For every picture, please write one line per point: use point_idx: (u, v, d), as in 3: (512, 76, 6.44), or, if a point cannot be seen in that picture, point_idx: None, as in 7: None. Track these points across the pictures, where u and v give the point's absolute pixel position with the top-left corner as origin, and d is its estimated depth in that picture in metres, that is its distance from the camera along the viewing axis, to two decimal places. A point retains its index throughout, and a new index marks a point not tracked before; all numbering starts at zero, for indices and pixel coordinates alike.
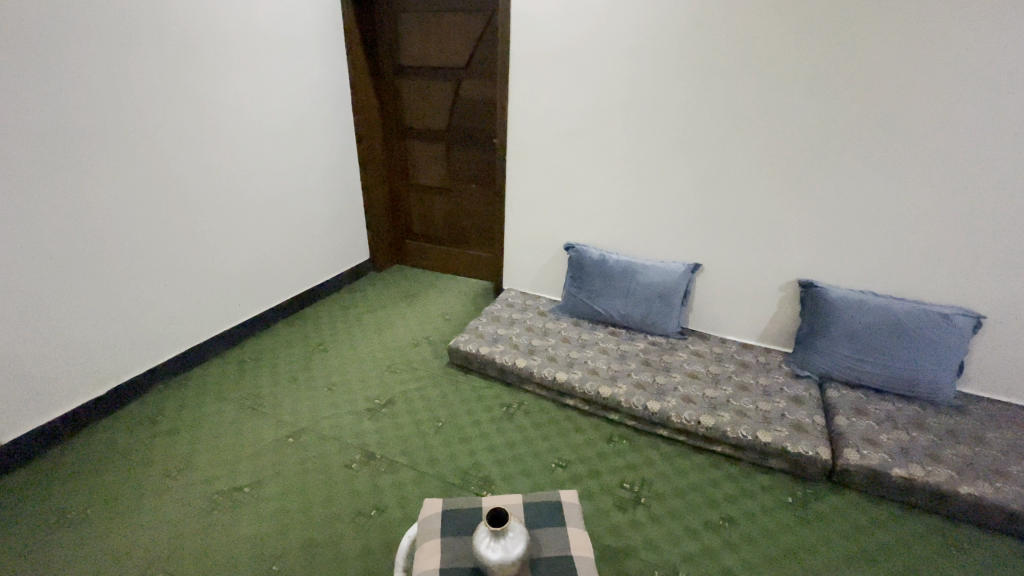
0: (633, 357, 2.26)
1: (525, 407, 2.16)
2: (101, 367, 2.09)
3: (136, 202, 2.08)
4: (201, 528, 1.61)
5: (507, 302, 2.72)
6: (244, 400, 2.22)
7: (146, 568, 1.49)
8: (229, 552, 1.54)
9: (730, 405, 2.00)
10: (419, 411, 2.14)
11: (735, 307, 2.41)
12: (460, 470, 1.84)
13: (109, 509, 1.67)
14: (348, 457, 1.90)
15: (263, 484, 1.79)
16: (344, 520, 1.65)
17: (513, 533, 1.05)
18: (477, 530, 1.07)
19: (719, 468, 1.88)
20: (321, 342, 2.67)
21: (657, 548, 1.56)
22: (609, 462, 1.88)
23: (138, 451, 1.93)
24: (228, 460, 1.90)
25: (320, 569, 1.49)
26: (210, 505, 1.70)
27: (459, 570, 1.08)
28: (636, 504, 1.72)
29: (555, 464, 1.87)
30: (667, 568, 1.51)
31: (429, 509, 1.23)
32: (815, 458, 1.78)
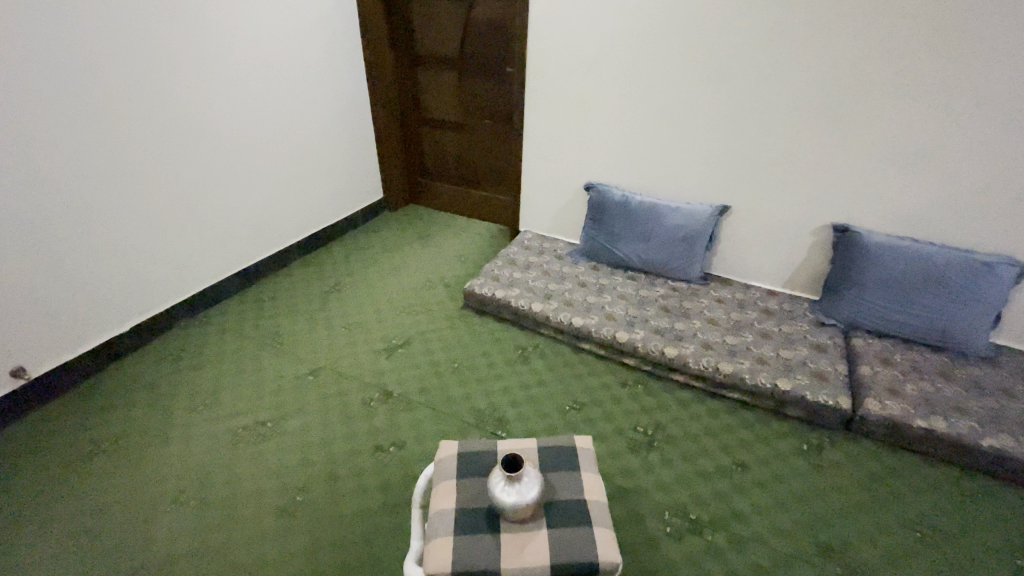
0: (652, 303, 2.21)
1: (541, 350, 2.16)
2: (119, 307, 2.11)
3: (141, 139, 2.00)
4: (228, 460, 1.69)
5: (523, 244, 2.64)
6: (264, 339, 2.26)
7: (179, 494, 1.58)
8: (256, 482, 1.61)
9: (750, 353, 1.96)
10: (436, 353, 2.15)
11: (763, 252, 2.30)
12: (476, 410, 1.87)
13: (141, 441, 1.76)
14: (367, 395, 1.94)
15: (286, 419, 1.85)
16: (363, 455, 1.70)
17: (529, 478, 1.05)
18: (492, 474, 1.07)
19: (735, 414, 1.87)
20: (338, 282, 2.66)
21: (668, 490, 1.59)
22: (623, 406, 1.89)
23: (166, 386, 2.00)
24: (252, 395, 1.96)
25: (341, 500, 1.55)
26: (236, 438, 1.77)
27: (474, 510, 1.10)
28: (649, 447, 1.73)
29: (569, 406, 1.88)
30: (677, 508, 1.54)
31: (444, 450, 1.24)
32: (834, 407, 1.75)
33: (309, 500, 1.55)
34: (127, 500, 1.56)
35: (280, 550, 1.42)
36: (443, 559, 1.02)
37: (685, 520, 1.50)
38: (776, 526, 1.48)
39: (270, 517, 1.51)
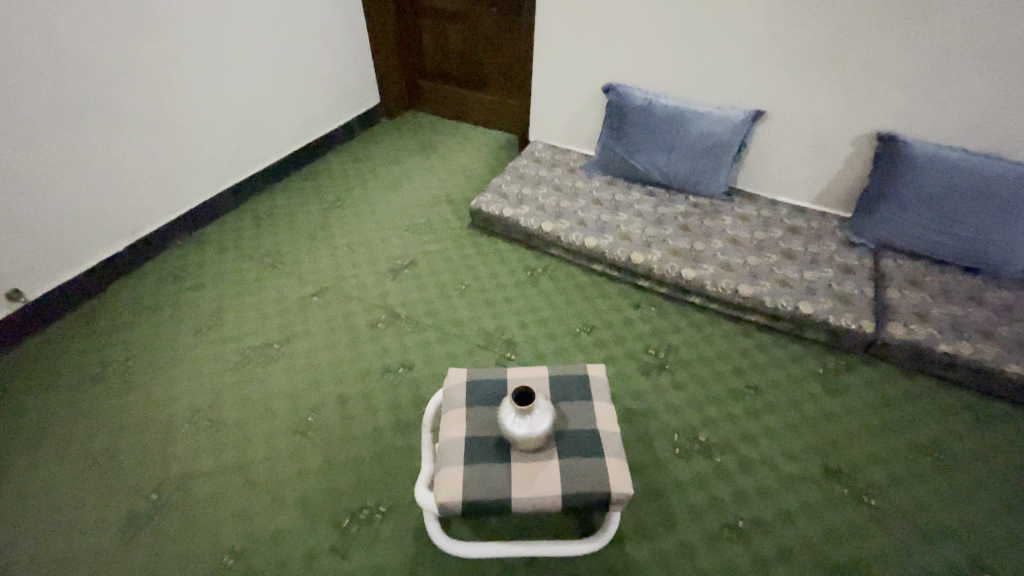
0: (671, 221, 2.07)
1: (551, 272, 2.07)
2: (110, 226, 2.02)
3: (117, 34, 1.80)
4: (238, 382, 1.70)
5: (533, 156, 2.45)
6: (265, 258, 2.18)
7: (192, 415, 1.60)
8: (267, 403, 1.63)
9: (772, 275, 1.86)
10: (442, 274, 2.07)
11: (795, 164, 2.11)
12: (485, 332, 1.82)
13: (151, 364, 1.76)
14: (374, 317, 1.90)
15: (293, 340, 1.83)
16: (371, 377, 1.69)
17: (539, 410, 1.01)
18: (502, 405, 1.03)
19: (750, 337, 1.82)
20: (337, 197, 2.52)
21: (678, 413, 1.58)
22: (635, 329, 1.83)
23: (170, 306, 1.97)
24: (257, 316, 1.92)
25: (352, 420, 1.56)
26: (244, 359, 1.77)
27: (484, 439, 1.08)
28: (661, 369, 1.70)
29: (580, 329, 1.83)
30: (686, 431, 1.53)
31: (453, 378, 1.19)
32: (856, 331, 1.69)
33: (320, 420, 1.57)
34: (142, 421, 1.59)
35: (295, 468, 1.45)
36: (454, 488, 1.01)
37: (693, 443, 1.50)
38: (786, 449, 1.48)
39: (283, 437, 1.53)
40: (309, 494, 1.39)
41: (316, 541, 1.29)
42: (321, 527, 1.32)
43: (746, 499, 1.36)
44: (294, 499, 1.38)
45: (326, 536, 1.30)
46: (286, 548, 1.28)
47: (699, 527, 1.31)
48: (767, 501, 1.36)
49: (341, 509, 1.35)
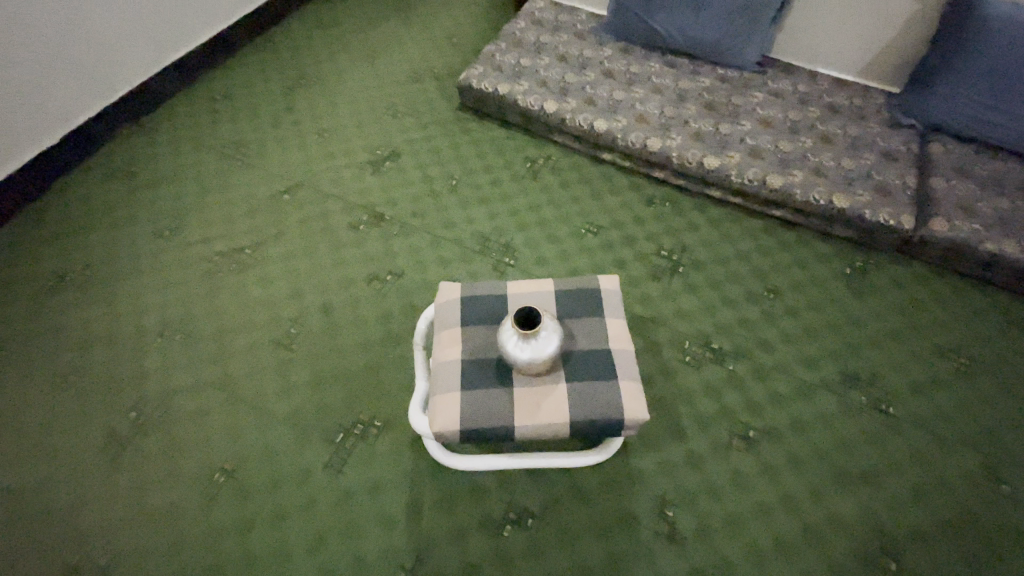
0: (694, 99, 1.78)
1: (553, 163, 1.82)
2: (33, 115, 1.70)
3: None
4: (209, 294, 1.55)
5: (532, 18, 2.05)
6: (225, 150, 1.90)
7: (164, 329, 1.48)
8: (244, 315, 1.50)
9: (805, 163, 1.63)
10: (429, 166, 1.82)
11: (846, 26, 1.77)
12: (480, 234, 1.64)
13: (109, 275, 1.59)
14: (355, 218, 1.69)
15: (266, 245, 1.65)
16: (356, 285, 1.54)
17: (546, 332, 0.87)
18: (502, 325, 0.89)
19: (773, 235, 1.65)
20: (302, 74, 2.15)
21: (691, 319, 1.46)
22: (647, 228, 1.65)
23: (124, 208, 1.75)
24: (223, 218, 1.72)
25: (339, 332, 1.44)
26: (215, 267, 1.60)
27: (484, 362, 0.95)
28: (674, 273, 1.56)
29: (586, 229, 1.65)
30: (699, 338, 1.42)
31: (445, 293, 1.04)
32: (893, 228, 1.51)
33: (304, 333, 1.45)
34: (112, 336, 1.46)
35: (280, 383, 1.36)
36: (450, 417, 0.89)
37: (707, 351, 1.40)
38: (803, 357, 1.40)
39: (265, 352, 1.42)
40: (299, 410, 1.31)
41: (310, 457, 1.24)
42: (314, 443, 1.26)
43: (758, 408, 1.30)
44: (283, 416, 1.31)
45: (320, 452, 1.25)
46: (279, 465, 1.23)
47: (708, 437, 1.26)
48: (781, 410, 1.30)
49: (333, 425, 1.28)
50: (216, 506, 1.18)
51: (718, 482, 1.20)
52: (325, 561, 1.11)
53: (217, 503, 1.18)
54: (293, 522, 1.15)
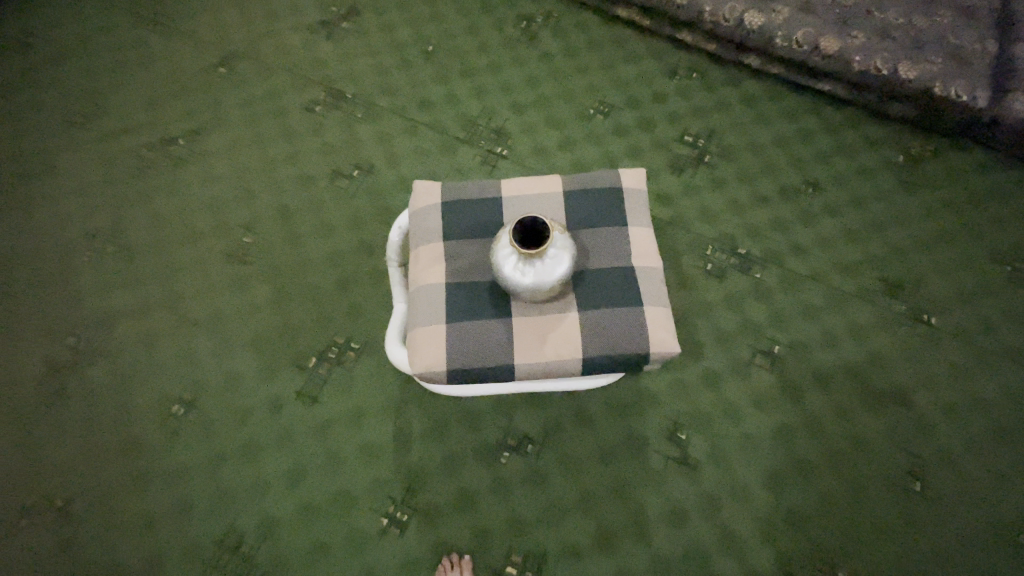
0: None
1: (554, 23, 1.46)
2: None
3: None
4: (141, 197, 1.28)
5: None
6: (139, 8, 1.50)
7: (94, 240, 1.24)
8: (188, 223, 1.25)
9: (868, 20, 1.29)
10: (399, 29, 1.45)
11: None
12: (464, 117, 1.34)
13: (15, 174, 1.30)
14: (310, 97, 1.38)
15: (204, 134, 1.35)
16: (318, 184, 1.28)
17: (554, 250, 0.66)
18: (498, 239, 0.68)
19: (816, 117, 1.38)
20: None
21: (715, 220, 1.24)
22: (668, 107, 1.36)
23: (20, 88, 1.40)
24: (148, 100, 1.39)
25: (301, 241, 1.22)
26: (145, 163, 1.32)
27: (474, 285, 0.74)
28: (698, 163, 1.31)
29: (594, 110, 1.36)
30: (724, 241, 1.22)
31: (421, 194, 0.80)
32: (965, 106, 1.23)
33: (261, 243, 1.22)
34: (32, 250, 1.23)
35: (237, 302, 1.17)
36: (434, 354, 0.71)
37: (732, 256, 1.20)
38: (839, 263, 1.22)
39: (215, 266, 1.21)
40: (263, 333, 1.13)
41: (279, 386, 1.08)
42: (282, 369, 1.10)
43: (787, 321, 1.15)
44: (244, 339, 1.13)
45: (290, 379, 1.09)
46: (245, 395, 1.08)
47: (728, 354, 1.12)
48: (811, 323, 1.15)
49: (302, 349, 1.12)
50: (179, 441, 1.05)
51: (739, 403, 1.08)
52: (307, 495, 1.01)
53: (180, 437, 1.05)
54: (266, 456, 1.03)
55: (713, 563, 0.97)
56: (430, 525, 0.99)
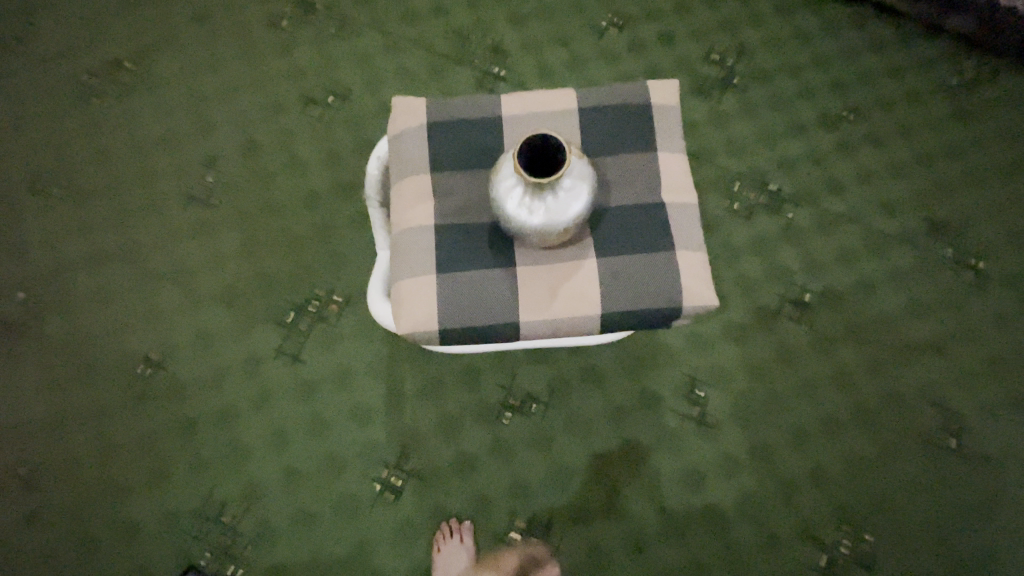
0: None
1: None
2: None
3: None
4: (87, 130, 1.12)
5: None
6: None
7: (36, 181, 1.09)
8: (142, 161, 1.10)
9: None
10: None
11: None
12: (455, 32, 1.15)
13: None
14: (274, 10, 1.18)
15: (154, 55, 1.16)
16: (289, 114, 1.11)
17: (569, 181, 0.52)
18: (499, 167, 0.54)
19: (862, 31, 1.20)
20: None
21: (743, 152, 1.09)
22: (692, 20, 1.18)
23: None
24: (85, 15, 1.18)
25: (273, 180, 1.07)
26: (88, 90, 1.14)
27: (471, 226, 0.61)
28: (725, 87, 1.14)
29: (607, 23, 1.17)
30: (753, 177, 1.08)
31: (402, 114, 0.65)
32: None
33: (227, 183, 1.08)
34: None
35: (204, 251, 1.03)
36: (423, 311, 0.59)
37: (761, 194, 1.06)
38: (880, 201, 1.09)
39: (177, 211, 1.06)
40: (234, 285, 1.01)
41: (255, 343, 0.97)
42: (258, 325, 0.98)
43: (820, 267, 1.03)
44: (213, 293, 1.01)
45: (266, 336, 0.98)
46: (217, 354, 0.97)
47: (753, 304, 1.01)
48: (847, 270, 1.03)
49: (279, 302, 1.00)
50: (148, 403, 0.95)
51: (764, 357, 0.98)
52: (292, 460, 0.92)
53: (149, 401, 0.95)
54: (245, 419, 0.94)
55: (732, 527, 0.90)
56: (428, 490, 0.92)
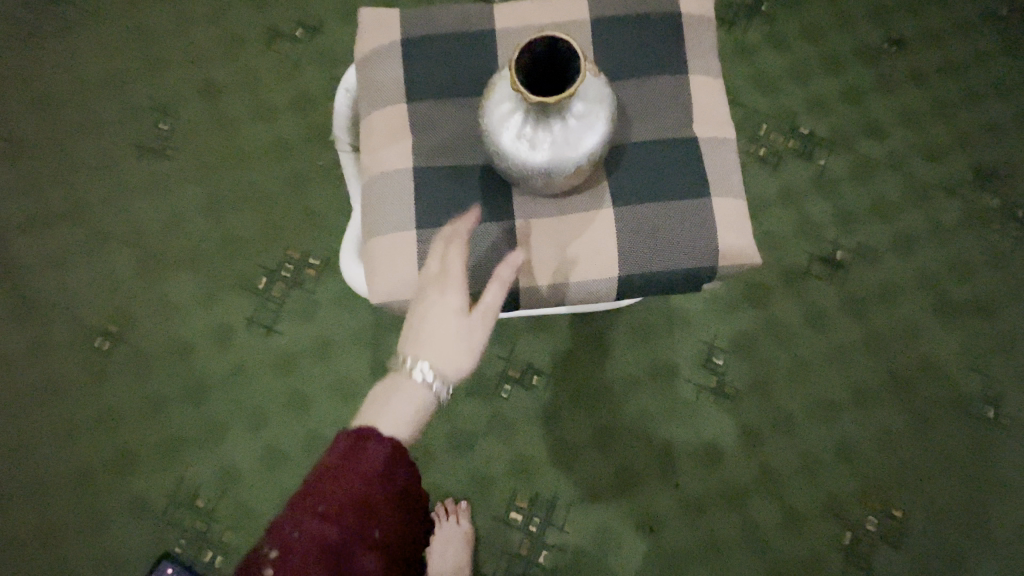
0: None
1: None
2: None
3: None
4: (21, 73, 0.97)
5: None
6: None
7: None
8: (87, 106, 0.96)
9: None
10: None
11: None
12: None
13: None
14: None
15: None
16: (252, 51, 0.97)
17: (582, 105, 0.41)
18: (491, 92, 0.43)
19: None
20: None
21: (771, 90, 0.96)
22: None
23: None
24: None
25: (238, 128, 0.94)
26: (19, 25, 0.99)
27: (460, 168, 0.50)
28: (751, 15, 0.99)
29: None
30: (782, 118, 0.95)
31: (372, 33, 0.53)
32: None
33: (186, 132, 0.95)
34: None
35: (163, 208, 0.92)
36: (401, 274, 0.49)
37: (790, 138, 0.94)
38: (923, 145, 0.96)
39: (130, 165, 0.94)
40: (199, 248, 0.90)
41: (225, 312, 0.88)
42: (227, 292, 0.88)
43: (852, 221, 0.92)
44: (176, 256, 0.90)
45: (237, 304, 0.88)
46: (183, 325, 0.87)
47: (779, 263, 0.91)
48: (882, 223, 0.93)
49: (249, 266, 0.89)
50: (109, 381, 0.86)
51: (790, 321, 0.89)
52: (270, 440, 0.84)
53: (109, 377, 0.86)
54: (217, 396, 0.85)
55: (750, 503, 0.83)
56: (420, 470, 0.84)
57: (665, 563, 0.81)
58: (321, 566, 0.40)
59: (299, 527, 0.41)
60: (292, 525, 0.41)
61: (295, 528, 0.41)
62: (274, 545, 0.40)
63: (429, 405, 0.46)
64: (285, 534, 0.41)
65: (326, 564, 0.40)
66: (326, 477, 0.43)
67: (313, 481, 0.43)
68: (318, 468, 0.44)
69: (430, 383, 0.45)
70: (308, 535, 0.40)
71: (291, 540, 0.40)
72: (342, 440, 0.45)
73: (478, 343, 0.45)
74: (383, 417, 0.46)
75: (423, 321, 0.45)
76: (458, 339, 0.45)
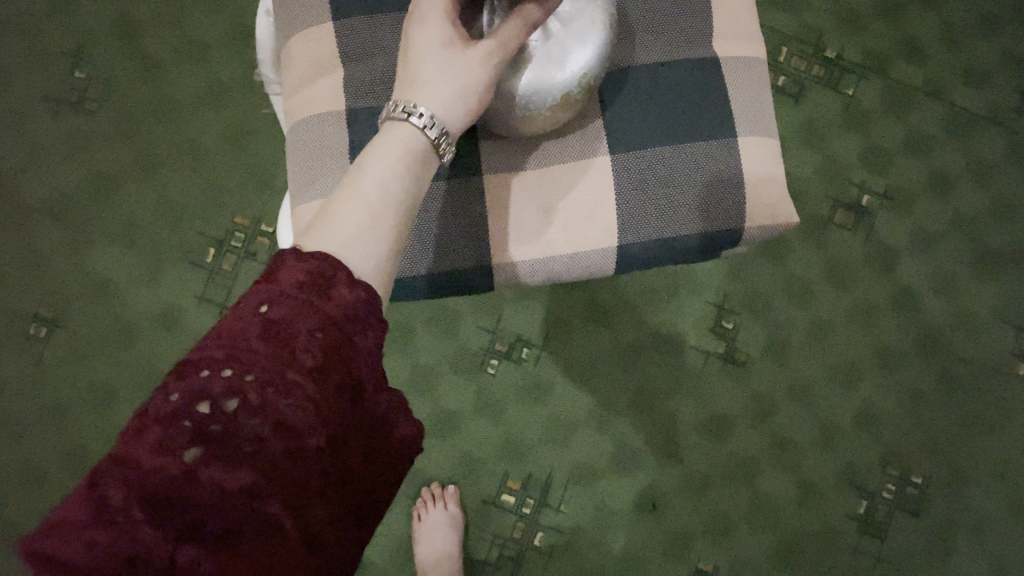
0: None
1: None
2: None
3: None
4: None
5: None
6: None
7: None
8: None
9: None
10: None
11: None
12: None
13: None
14: None
15: None
16: None
17: (569, 6, 0.34)
18: None
19: None
20: None
21: (793, 6, 0.82)
22: None
23: None
24: None
25: (167, 73, 0.80)
26: None
27: None
28: None
29: None
30: (805, 39, 0.81)
31: None
32: None
33: (106, 79, 0.81)
34: None
35: (89, 172, 0.79)
36: None
37: (815, 64, 0.81)
38: (967, 66, 0.83)
39: (43, 121, 0.80)
40: (136, 216, 0.79)
41: (173, 290, 0.77)
42: (173, 266, 0.78)
43: (881, 160, 0.81)
44: (111, 228, 0.79)
45: (184, 279, 0.77)
46: (127, 306, 0.77)
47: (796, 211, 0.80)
48: (915, 161, 0.81)
49: (195, 236, 0.78)
50: (48, 371, 0.77)
51: (808, 277, 0.79)
52: None
53: (48, 366, 0.77)
54: None
55: (762, 474, 0.77)
56: None
57: (670, 540, 0.76)
58: (323, 438, 0.27)
59: (289, 387, 0.26)
60: (277, 379, 0.26)
61: (282, 387, 0.26)
62: (246, 406, 0.25)
63: (426, 148, 0.32)
64: (268, 390, 0.26)
65: (331, 434, 0.27)
66: (318, 317, 0.28)
67: (297, 326, 0.27)
68: (304, 297, 0.28)
69: (417, 115, 0.31)
70: (303, 397, 0.26)
71: (280, 402, 0.26)
72: (326, 266, 0.29)
73: (488, 93, 0.33)
74: (368, 198, 0.31)
75: (413, 54, 0.32)
76: (448, 68, 0.32)
